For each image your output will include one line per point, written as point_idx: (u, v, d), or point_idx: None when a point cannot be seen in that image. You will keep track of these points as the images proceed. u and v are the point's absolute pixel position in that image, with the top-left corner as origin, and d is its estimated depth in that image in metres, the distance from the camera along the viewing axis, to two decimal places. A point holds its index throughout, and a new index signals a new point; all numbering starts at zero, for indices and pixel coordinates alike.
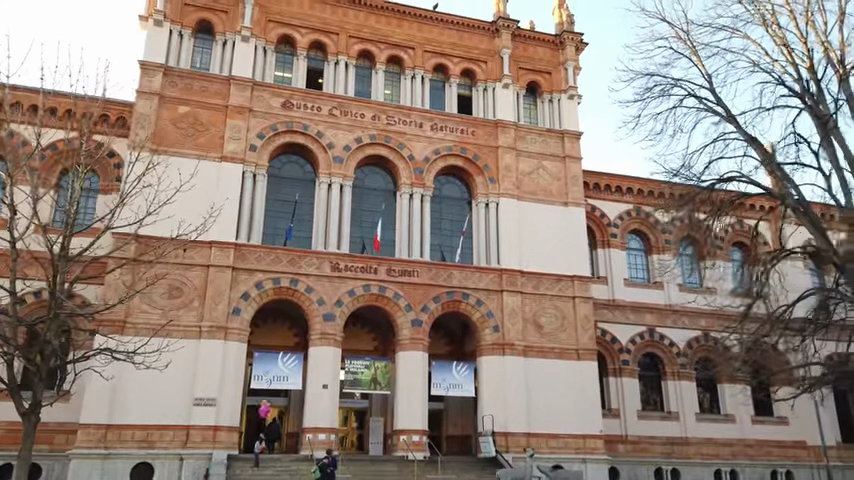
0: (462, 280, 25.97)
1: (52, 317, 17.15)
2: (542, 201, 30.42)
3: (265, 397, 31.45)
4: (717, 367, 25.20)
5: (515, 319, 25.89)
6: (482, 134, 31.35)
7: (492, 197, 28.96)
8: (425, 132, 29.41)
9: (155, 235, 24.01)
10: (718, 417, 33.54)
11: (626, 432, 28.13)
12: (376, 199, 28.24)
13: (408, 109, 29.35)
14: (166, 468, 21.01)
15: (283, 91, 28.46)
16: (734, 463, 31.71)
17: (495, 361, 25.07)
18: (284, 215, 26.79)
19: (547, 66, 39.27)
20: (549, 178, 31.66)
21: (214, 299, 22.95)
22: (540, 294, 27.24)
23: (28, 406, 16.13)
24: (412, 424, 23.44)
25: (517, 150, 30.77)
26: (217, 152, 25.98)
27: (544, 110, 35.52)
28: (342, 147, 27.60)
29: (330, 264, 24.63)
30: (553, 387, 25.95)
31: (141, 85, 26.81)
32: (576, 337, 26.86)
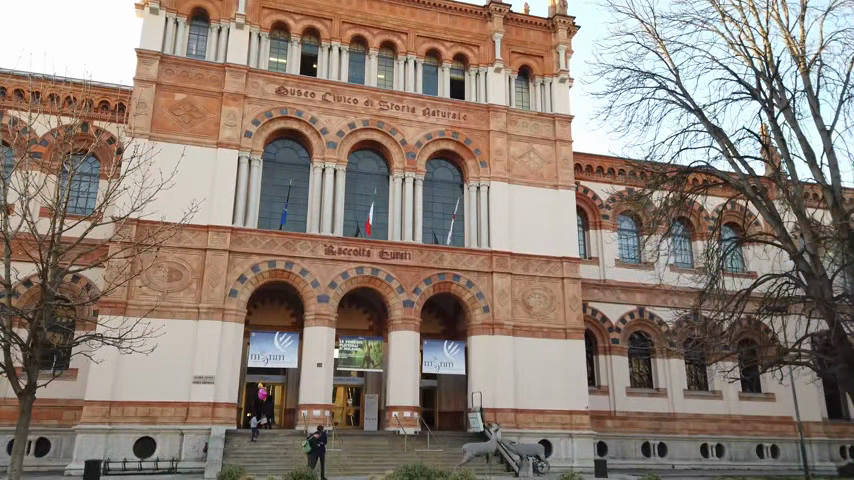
0: (452, 261, 24.89)
1: (46, 307, 14.39)
2: (535, 183, 28.86)
3: (264, 373, 26.45)
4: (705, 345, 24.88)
5: (505, 300, 25.08)
6: (474, 118, 29.34)
7: (483, 180, 27.44)
8: (417, 115, 27.33)
9: (149, 222, 22.06)
10: (706, 394, 33.16)
11: (614, 407, 27.64)
12: (369, 183, 26.45)
13: (401, 92, 27.34)
14: (168, 443, 19.80)
15: (276, 77, 26.24)
16: (719, 437, 32.03)
17: (484, 340, 24.48)
18: (276, 201, 24.81)
19: (539, 50, 38.39)
20: (540, 161, 29.93)
21: (210, 282, 21.38)
22: (529, 275, 25.99)
23: (25, 388, 14.06)
24: (404, 399, 22.94)
25: (509, 133, 29.08)
26: (214, 139, 23.92)
27: (536, 94, 34.29)
28: (335, 132, 25.71)
29: (324, 247, 23.28)
30: (541, 364, 25.29)
31: (137, 72, 24.53)
32: (564, 316, 25.87)
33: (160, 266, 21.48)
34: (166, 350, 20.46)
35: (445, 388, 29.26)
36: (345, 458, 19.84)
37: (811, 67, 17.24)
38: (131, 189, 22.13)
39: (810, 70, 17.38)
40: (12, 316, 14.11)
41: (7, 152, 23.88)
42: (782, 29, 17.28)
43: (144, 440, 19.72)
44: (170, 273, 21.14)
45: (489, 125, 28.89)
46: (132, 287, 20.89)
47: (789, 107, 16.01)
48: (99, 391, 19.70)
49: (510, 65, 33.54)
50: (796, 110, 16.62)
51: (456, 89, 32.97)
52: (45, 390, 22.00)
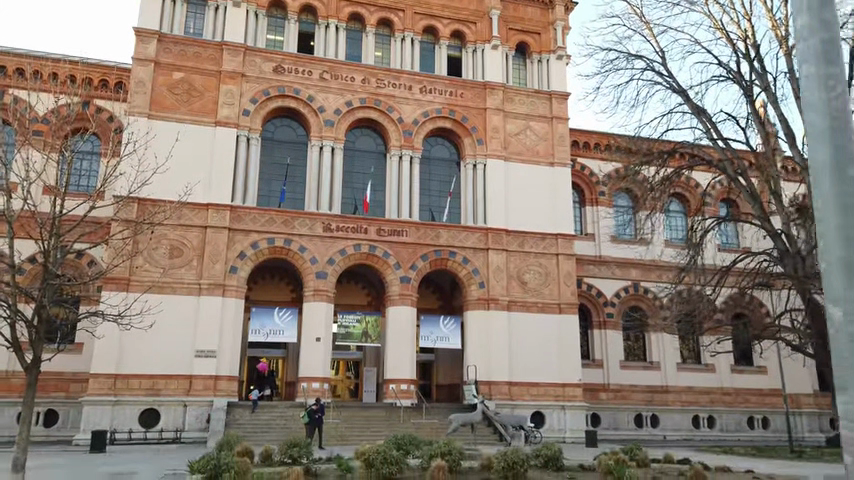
0: (448, 238, 25.30)
1: (48, 285, 14.92)
2: (531, 161, 29.03)
3: (265, 347, 27.12)
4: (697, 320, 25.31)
5: (501, 276, 25.48)
6: (471, 96, 29.44)
7: (480, 157, 27.66)
8: (414, 93, 27.49)
9: (150, 200, 22.51)
10: (699, 367, 33.69)
11: (607, 380, 28.20)
12: (367, 161, 26.78)
13: (398, 70, 27.45)
14: (171, 415, 20.59)
15: (274, 56, 26.37)
16: (712, 409, 32.65)
17: (480, 315, 24.97)
18: (275, 179, 25.22)
19: (536, 27, 38.17)
20: (536, 138, 30.05)
21: (211, 259, 21.97)
22: (525, 252, 26.34)
23: (30, 362, 14.68)
24: (401, 373, 23.59)
25: (506, 110, 29.19)
26: (212, 118, 24.24)
27: (532, 71, 34.24)
28: (332, 110, 25.93)
29: (322, 224, 23.73)
30: (536, 339, 25.80)
31: (135, 52, 24.70)
32: (559, 292, 26.28)
33: (161, 244, 22.03)
34: (167, 325, 21.11)
35: (443, 361, 29.88)
36: (344, 430, 20.57)
37: (793, 49, 17.67)
38: (131, 169, 22.63)
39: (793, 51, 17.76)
40: (17, 293, 14.69)
41: (9, 132, 24.34)
42: (767, 12, 17.63)
43: (148, 412, 20.52)
44: (172, 250, 21.71)
45: (486, 102, 28.98)
46: (134, 264, 21.44)
47: (769, 89, 16.53)
48: (105, 363, 20.44)
49: (507, 42, 33.47)
50: (777, 91, 17.16)
51: (453, 66, 32.97)
52: (52, 363, 22.80)
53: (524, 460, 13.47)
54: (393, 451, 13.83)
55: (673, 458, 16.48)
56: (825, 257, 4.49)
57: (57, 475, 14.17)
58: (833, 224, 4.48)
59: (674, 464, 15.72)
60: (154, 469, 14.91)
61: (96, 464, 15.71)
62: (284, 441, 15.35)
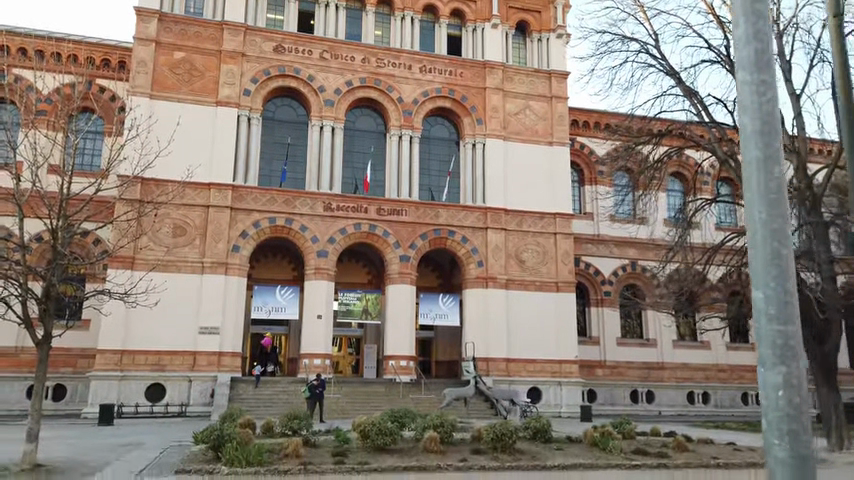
0: (447, 218, 25.58)
1: (57, 264, 15.40)
2: (530, 140, 29.13)
3: (267, 324, 27.68)
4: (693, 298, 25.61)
5: (499, 255, 25.80)
6: (471, 75, 29.48)
7: (479, 136, 27.78)
8: (414, 73, 27.57)
9: (153, 180, 22.89)
10: (695, 345, 34.14)
11: (603, 357, 28.68)
12: (367, 140, 27.00)
13: (398, 49, 27.50)
14: (177, 390, 21.23)
15: (274, 35, 26.47)
16: (706, 385, 33.16)
17: (478, 293, 25.35)
18: (276, 158, 25.50)
19: (536, 5, 37.96)
20: (536, 117, 30.12)
21: (214, 238, 22.42)
22: (523, 231, 26.58)
23: (41, 337, 15.21)
24: (400, 349, 24.12)
25: (505, 90, 29.23)
26: (213, 98, 24.49)
27: (532, 49, 34.15)
28: (333, 90, 26.08)
29: (323, 204, 24.04)
30: (534, 317, 26.19)
31: (136, 31, 24.87)
32: (556, 270, 26.60)
33: (165, 223, 22.48)
34: (171, 303, 21.66)
35: (442, 338, 30.36)
36: (345, 404, 21.14)
37: (784, 32, 17.93)
38: (134, 150, 22.99)
39: (784, 33, 18.03)
40: (28, 272, 15.23)
41: (14, 111, 24.66)
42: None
43: (154, 387, 21.20)
44: (175, 230, 22.17)
45: (486, 81, 29.00)
46: (138, 243, 21.90)
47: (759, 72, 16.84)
48: (111, 340, 21.11)
49: (509, 20, 33.31)
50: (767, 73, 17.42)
51: (453, 45, 32.94)
52: (61, 339, 23.48)
53: (513, 432, 13.71)
54: (388, 423, 14.33)
55: (659, 430, 17.05)
56: (750, 244, 4.90)
57: (66, 445, 14.80)
58: (758, 214, 4.89)
59: (659, 437, 16.30)
60: (161, 441, 15.51)
61: (103, 435, 16.36)
62: (284, 414, 15.91)
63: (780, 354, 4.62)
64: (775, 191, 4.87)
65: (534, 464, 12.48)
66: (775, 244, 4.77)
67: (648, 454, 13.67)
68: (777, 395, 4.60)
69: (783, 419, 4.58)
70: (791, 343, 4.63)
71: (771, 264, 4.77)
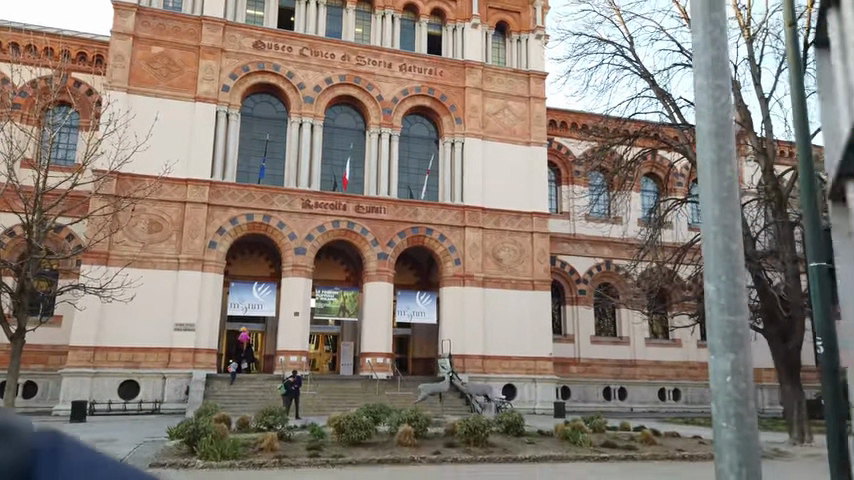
0: (426, 216, 25.73)
1: (30, 259, 15.27)
2: (508, 140, 29.41)
3: (244, 321, 27.58)
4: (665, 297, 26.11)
5: (476, 253, 26.00)
6: (450, 74, 29.64)
7: (458, 135, 27.94)
8: (394, 71, 27.68)
9: (129, 176, 22.71)
10: (667, 343, 34.77)
11: (578, 354, 29.09)
12: (346, 138, 27.02)
13: (378, 47, 27.57)
14: (151, 386, 21.12)
15: (254, 31, 26.41)
16: (677, 382, 33.80)
17: (455, 291, 25.51)
18: (254, 155, 25.43)
19: (515, 6, 38.27)
20: (514, 118, 30.41)
21: (190, 234, 22.30)
22: (500, 230, 26.82)
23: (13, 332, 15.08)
24: (377, 347, 24.20)
25: (484, 90, 29.47)
26: (192, 94, 24.41)
27: (511, 50, 34.46)
28: (312, 87, 26.07)
29: (301, 201, 24.02)
30: (510, 315, 26.43)
31: (114, 25, 24.65)
32: (532, 269, 26.88)
33: (140, 219, 22.31)
34: (146, 299, 21.50)
35: (419, 336, 30.51)
36: (320, 402, 21.18)
37: (754, 38, 18.44)
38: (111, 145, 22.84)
39: (754, 38, 18.64)
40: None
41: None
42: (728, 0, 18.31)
43: (128, 384, 21.05)
44: (151, 225, 22.02)
45: (465, 81, 29.19)
46: (113, 238, 21.71)
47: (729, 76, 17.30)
48: (84, 336, 20.93)
49: (488, 21, 33.56)
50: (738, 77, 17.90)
51: (433, 44, 33.11)
52: (33, 335, 23.20)
53: (485, 425, 14.03)
54: (363, 417, 14.50)
55: (629, 425, 17.43)
56: (703, 240, 5.18)
57: None
58: (711, 213, 5.18)
59: (628, 431, 16.71)
60: (134, 437, 15.46)
61: (76, 432, 16.26)
62: (259, 410, 15.96)
63: (729, 342, 4.91)
64: (727, 190, 5.15)
65: (506, 456, 12.75)
66: (725, 239, 5.07)
67: (616, 447, 14.05)
68: (725, 380, 4.88)
69: (730, 403, 4.87)
70: (739, 332, 4.92)
71: (722, 258, 5.07)
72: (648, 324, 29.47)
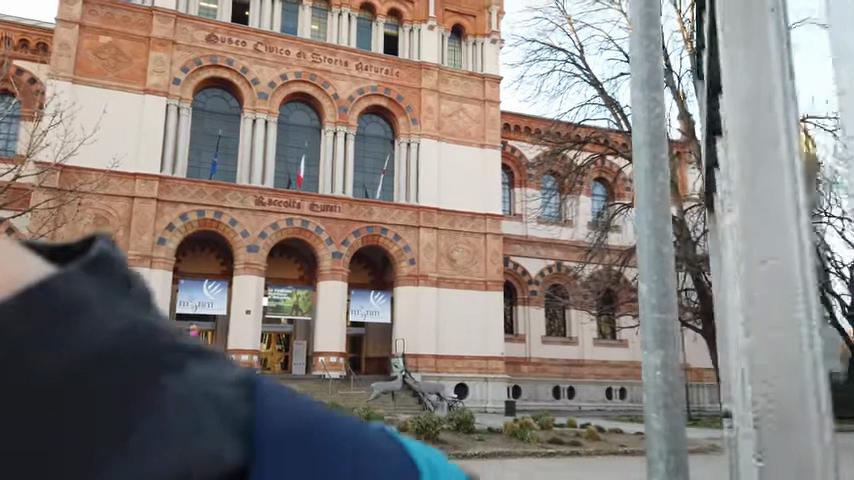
0: (380, 216, 25.74)
1: None
2: (463, 141, 29.70)
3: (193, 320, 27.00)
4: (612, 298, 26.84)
5: (430, 253, 26.16)
6: (407, 74, 29.75)
7: (414, 136, 28.02)
8: (350, 70, 27.62)
9: (73, 169, 21.97)
10: (613, 343, 35.75)
11: (528, 354, 29.62)
12: (301, 135, 26.79)
13: (334, 45, 27.47)
14: None
15: (207, 25, 25.96)
16: (623, 381, 34.80)
17: (409, 291, 25.59)
18: (205, 150, 24.94)
19: (471, 10, 38.72)
20: (469, 120, 30.74)
21: (138, 229, 21.69)
22: (454, 230, 27.05)
23: None
24: (329, 346, 24.04)
25: (440, 92, 29.70)
26: (142, 86, 23.81)
27: (467, 53, 34.84)
28: (267, 83, 25.76)
29: (254, 198, 23.67)
30: (463, 314, 26.69)
31: (59, 13, 23.86)
32: (485, 269, 27.21)
33: (85, 214, 21.60)
34: None
35: (373, 335, 30.49)
36: None
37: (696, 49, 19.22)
38: (55, 137, 22.12)
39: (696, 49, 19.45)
40: None
41: None
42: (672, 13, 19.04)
43: None
44: (96, 220, 21.34)
45: (422, 82, 29.35)
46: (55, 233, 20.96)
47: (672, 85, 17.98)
48: None
49: (445, 23, 33.85)
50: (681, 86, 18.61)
51: (390, 45, 33.18)
52: None
53: (436, 422, 14.24)
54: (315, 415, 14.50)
55: (576, 422, 17.88)
56: (638, 242, 5.50)
57: None
58: (645, 217, 5.51)
59: (575, 428, 17.15)
60: None
61: None
62: None
63: (659, 339, 5.26)
64: (660, 195, 5.49)
65: (455, 453, 12.98)
66: (657, 242, 5.40)
67: (562, 443, 14.47)
68: (655, 374, 5.23)
69: (659, 395, 5.19)
70: (669, 329, 5.26)
71: (654, 259, 5.39)
72: (596, 324, 30.24)
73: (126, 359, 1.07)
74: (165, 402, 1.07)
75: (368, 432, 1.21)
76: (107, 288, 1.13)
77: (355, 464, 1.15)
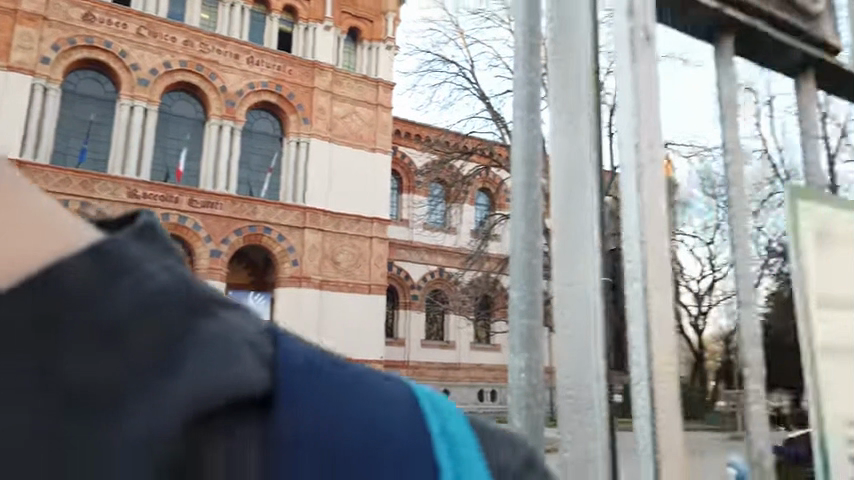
0: (265, 215, 25.16)
1: None
2: (354, 145, 29.72)
3: None
4: (489, 305, 28.01)
5: (315, 255, 25.91)
6: (300, 73, 29.38)
7: (303, 136, 27.66)
8: (240, 64, 26.85)
9: None
10: (489, 348, 37.23)
11: (407, 358, 30.17)
12: (183, 127, 25.61)
13: (224, 37, 26.61)
14: None
15: (84, 2, 24.20)
16: (496, 384, 36.34)
17: (291, 293, 25.15)
18: (75, 136, 23.18)
19: (368, 15, 38.96)
20: (361, 123, 30.83)
21: None
22: (340, 233, 26.99)
23: None
24: None
25: (333, 94, 29.59)
26: (3, 61, 21.72)
27: (362, 57, 34.97)
28: (148, 70, 24.41)
29: (127, 190, 22.27)
30: (345, 318, 26.66)
31: None
32: (369, 273, 27.37)
33: None
34: None
35: None
36: None
37: None
38: None
39: None
40: None
41: None
42: None
43: None
44: None
45: (314, 82, 29.09)
46: None
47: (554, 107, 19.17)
48: None
49: (340, 26, 33.84)
50: None
51: (283, 42, 32.61)
52: None
53: None
54: None
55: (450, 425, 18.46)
56: None
57: None
58: None
59: None
60: None
61: None
62: None
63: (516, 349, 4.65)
64: None
65: None
66: None
67: None
68: None
69: None
70: None
71: None
72: (475, 330, 31.14)
73: (158, 309, 0.88)
74: (203, 348, 0.88)
75: (413, 416, 0.99)
76: (154, 250, 0.96)
77: (409, 433, 0.96)
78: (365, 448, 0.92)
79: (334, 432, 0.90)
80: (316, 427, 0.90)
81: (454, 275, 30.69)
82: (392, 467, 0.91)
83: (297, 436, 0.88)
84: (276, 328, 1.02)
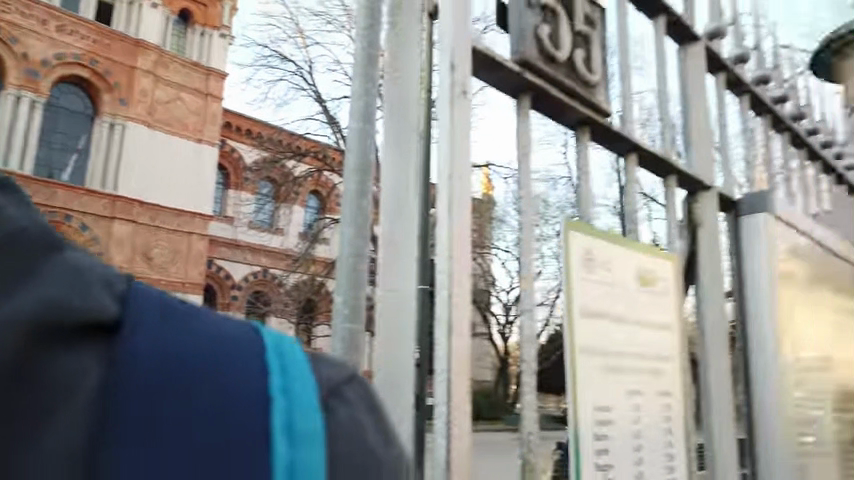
0: (66, 201, 22.61)
1: None
2: (177, 133, 27.92)
3: None
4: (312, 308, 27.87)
5: (124, 248, 23.84)
6: (118, 50, 27.04)
7: (119, 118, 25.41)
8: (46, 30, 24.06)
9: None
10: None
11: None
12: None
13: (25, 0, 23.95)
14: None
15: None
16: None
17: None
18: None
19: None
20: (186, 112, 29.10)
21: None
22: (155, 226, 25.11)
23: None
24: None
25: (156, 76, 27.59)
26: None
27: (192, 42, 33.07)
28: None
29: None
30: None
31: None
32: (186, 271, 25.80)
33: None
34: None
35: None
36: None
37: None
38: None
39: None
40: None
41: None
42: None
43: None
44: None
45: (135, 61, 26.91)
46: None
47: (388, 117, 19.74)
48: None
49: (169, 6, 31.71)
50: None
51: (101, 14, 29.77)
52: None
53: None
54: None
55: None
56: None
57: None
58: None
59: None
60: None
61: None
62: None
63: None
64: None
65: None
66: None
67: None
68: None
69: None
70: None
71: None
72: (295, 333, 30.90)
73: (14, 235, 0.89)
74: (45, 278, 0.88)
75: (255, 346, 0.94)
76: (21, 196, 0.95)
77: (245, 367, 0.91)
78: (193, 363, 0.89)
79: (163, 365, 0.87)
80: (148, 340, 0.88)
81: (277, 277, 30.14)
82: (222, 385, 0.88)
83: (127, 361, 0.86)
84: (124, 273, 1.00)
